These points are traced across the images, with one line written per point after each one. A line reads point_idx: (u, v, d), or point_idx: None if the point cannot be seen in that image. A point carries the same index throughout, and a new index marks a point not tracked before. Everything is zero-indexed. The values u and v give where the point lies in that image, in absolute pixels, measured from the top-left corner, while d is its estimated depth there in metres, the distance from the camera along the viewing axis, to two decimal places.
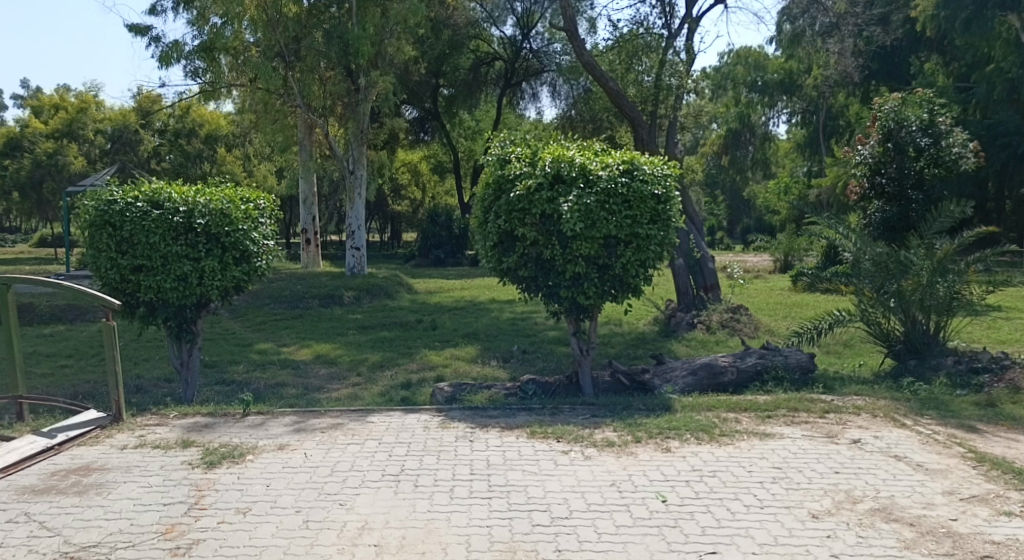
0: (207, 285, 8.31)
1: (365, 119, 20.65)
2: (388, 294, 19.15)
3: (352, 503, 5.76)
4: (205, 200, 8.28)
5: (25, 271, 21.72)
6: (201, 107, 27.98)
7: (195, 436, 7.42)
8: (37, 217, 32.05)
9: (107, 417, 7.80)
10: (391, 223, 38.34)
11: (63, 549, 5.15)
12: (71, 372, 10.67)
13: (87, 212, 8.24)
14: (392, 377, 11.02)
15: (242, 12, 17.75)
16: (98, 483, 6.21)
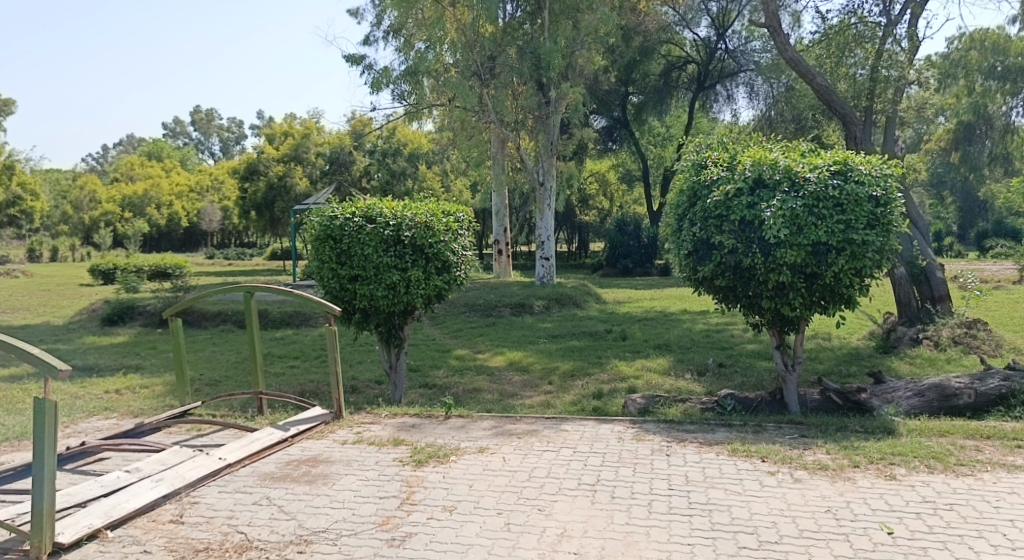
0: (413, 294, 8.72)
1: (556, 131, 20.64)
2: (577, 304, 19.31)
3: (549, 510, 5.83)
4: (412, 214, 8.75)
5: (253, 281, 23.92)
6: (406, 127, 29.78)
7: (405, 435, 7.81)
8: (269, 233, 35.18)
9: (329, 414, 8.38)
10: (579, 233, 38.65)
11: (299, 533, 5.47)
12: (297, 372, 11.63)
13: (312, 227, 8.92)
14: (584, 387, 11.05)
15: (443, 36, 18.72)
16: (324, 473, 6.68)
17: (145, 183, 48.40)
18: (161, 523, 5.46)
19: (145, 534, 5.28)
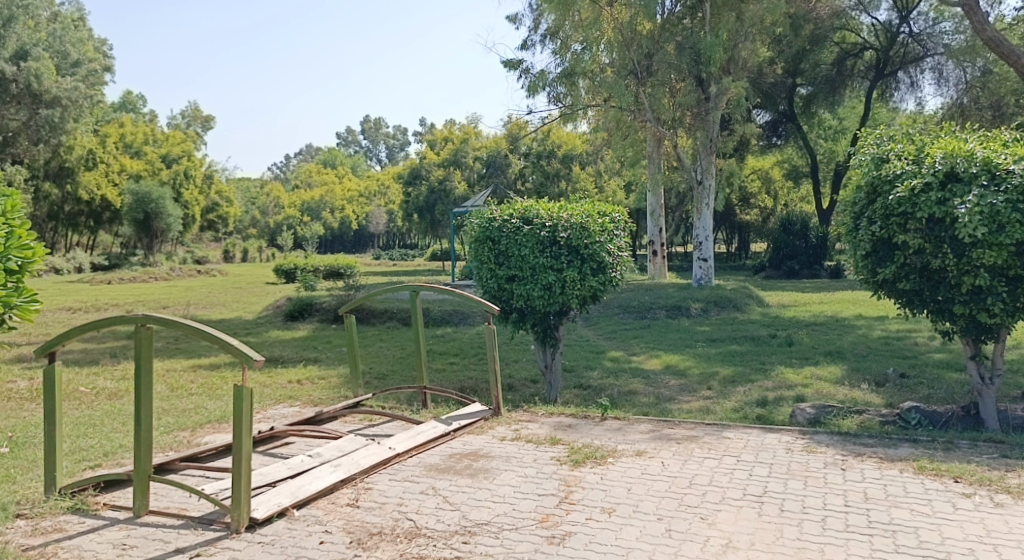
0: (569, 294, 8.78)
1: (715, 127, 20.22)
2: (737, 307, 18.79)
3: (713, 519, 5.73)
4: (568, 215, 8.84)
5: (416, 281, 24.96)
6: (560, 129, 29.67)
7: (562, 434, 7.93)
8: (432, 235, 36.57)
9: (488, 411, 8.62)
10: (739, 233, 37.57)
11: (463, 523, 5.63)
12: (457, 369, 12.05)
13: (472, 229, 9.23)
14: (746, 393, 10.78)
15: (600, 36, 18.82)
16: (485, 468, 6.88)
17: (321, 189, 52.22)
18: (339, 506, 5.83)
19: (326, 515, 5.66)
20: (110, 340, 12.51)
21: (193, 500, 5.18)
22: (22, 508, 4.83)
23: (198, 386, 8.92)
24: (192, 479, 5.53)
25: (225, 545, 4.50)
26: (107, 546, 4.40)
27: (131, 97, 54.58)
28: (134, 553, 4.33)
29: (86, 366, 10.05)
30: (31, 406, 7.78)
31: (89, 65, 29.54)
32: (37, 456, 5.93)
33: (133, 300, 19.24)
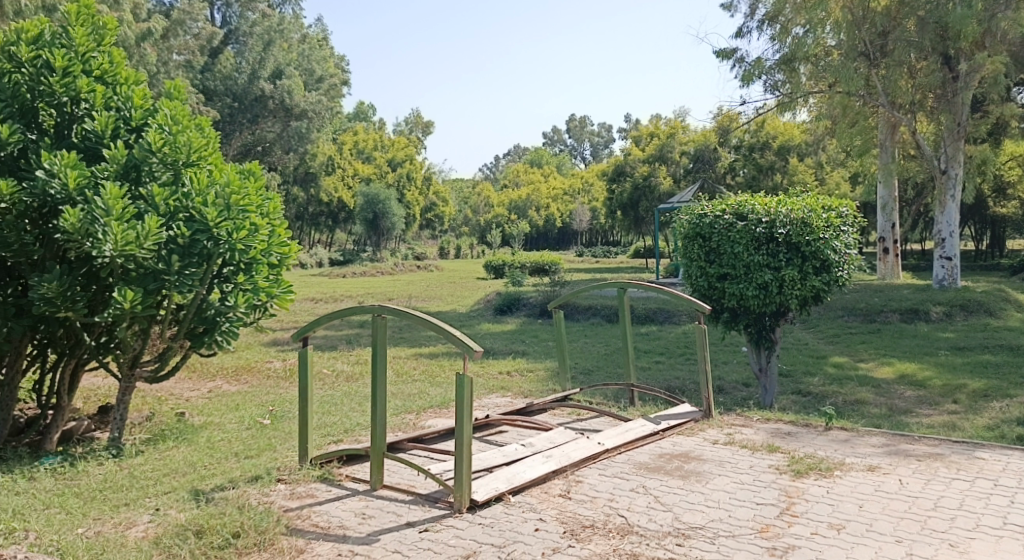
0: (787, 294, 8.44)
1: (964, 109, 18.02)
2: (989, 312, 16.99)
3: (967, 548, 4.97)
4: (787, 210, 8.45)
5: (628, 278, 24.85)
6: (774, 119, 28.07)
7: (781, 442, 7.49)
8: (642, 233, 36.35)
9: (699, 413, 8.38)
10: (991, 227, 33.96)
11: (676, 525, 5.29)
12: (663, 367, 12.00)
13: (683, 225, 9.12)
14: (1003, 410, 9.70)
15: (824, 17, 17.54)
16: (698, 470, 6.57)
17: (528, 188, 54.05)
18: (552, 496, 5.86)
19: (541, 503, 5.69)
20: (345, 327, 13.62)
21: (420, 478, 5.57)
22: (281, 473, 5.39)
23: (419, 372, 9.57)
24: (418, 458, 5.95)
25: (450, 523, 4.79)
26: (349, 514, 4.82)
27: (362, 106, 59.01)
28: (372, 523, 4.72)
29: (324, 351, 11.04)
30: (286, 384, 8.70)
31: (331, 81, 32.45)
32: (289, 428, 6.61)
33: (361, 293, 20.81)
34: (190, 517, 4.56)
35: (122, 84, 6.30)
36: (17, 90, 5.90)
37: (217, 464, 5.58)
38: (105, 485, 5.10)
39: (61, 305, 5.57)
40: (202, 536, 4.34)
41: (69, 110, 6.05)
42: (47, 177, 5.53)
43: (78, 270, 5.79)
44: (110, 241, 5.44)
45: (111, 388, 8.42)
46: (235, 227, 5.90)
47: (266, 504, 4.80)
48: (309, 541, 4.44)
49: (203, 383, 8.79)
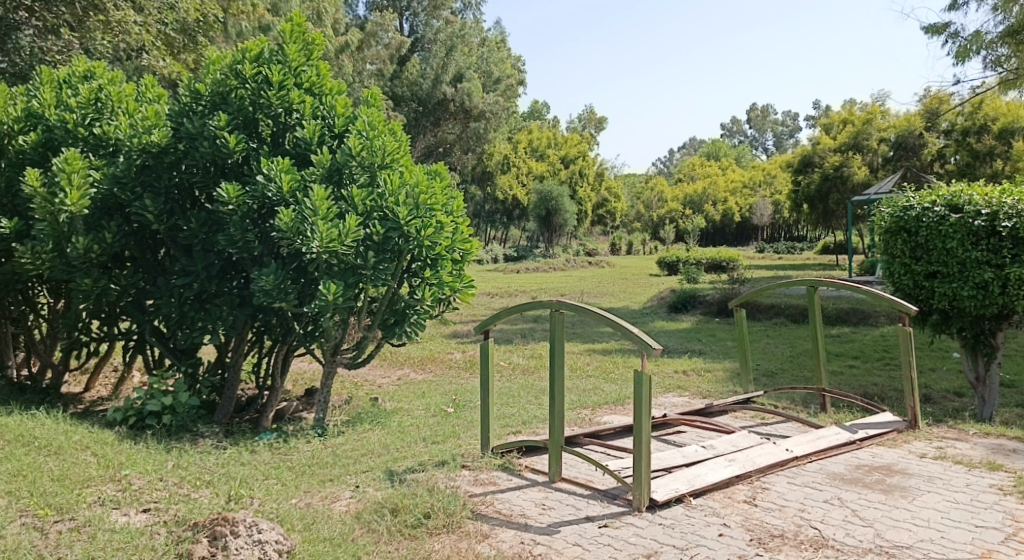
0: (1015, 296, 7.26)
1: None
2: None
3: None
4: (1014, 200, 7.32)
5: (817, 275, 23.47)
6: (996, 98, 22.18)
7: (1002, 460, 6.46)
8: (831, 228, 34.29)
9: (903, 422, 7.34)
10: None
11: (878, 542, 4.84)
12: (856, 372, 11.36)
13: (885, 220, 8.22)
14: None
15: None
16: (902, 486, 5.80)
17: (705, 182, 52.71)
18: (736, 502, 5.40)
19: (723, 508, 5.25)
20: (523, 322, 13.98)
21: (598, 473, 5.67)
22: (466, 459, 5.67)
23: (593, 368, 9.70)
24: (595, 454, 6.06)
25: (630, 521, 4.85)
26: (530, 504, 5.01)
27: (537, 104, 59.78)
28: (551, 514, 4.88)
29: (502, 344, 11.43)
30: (468, 375, 9.10)
31: (508, 80, 32.97)
32: (472, 417, 6.91)
33: (537, 288, 21.24)
34: (386, 496, 4.91)
35: (328, 94, 6.78)
36: (241, 103, 6.53)
37: (407, 447, 5.95)
38: (313, 460, 5.56)
39: (276, 296, 6.09)
40: (396, 515, 4.67)
41: (283, 120, 6.64)
42: (265, 181, 6.14)
43: (289, 264, 6.33)
44: (316, 238, 5.93)
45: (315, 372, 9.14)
46: (423, 224, 6.26)
47: (453, 488, 5.09)
48: (491, 527, 4.66)
49: (393, 370, 9.40)
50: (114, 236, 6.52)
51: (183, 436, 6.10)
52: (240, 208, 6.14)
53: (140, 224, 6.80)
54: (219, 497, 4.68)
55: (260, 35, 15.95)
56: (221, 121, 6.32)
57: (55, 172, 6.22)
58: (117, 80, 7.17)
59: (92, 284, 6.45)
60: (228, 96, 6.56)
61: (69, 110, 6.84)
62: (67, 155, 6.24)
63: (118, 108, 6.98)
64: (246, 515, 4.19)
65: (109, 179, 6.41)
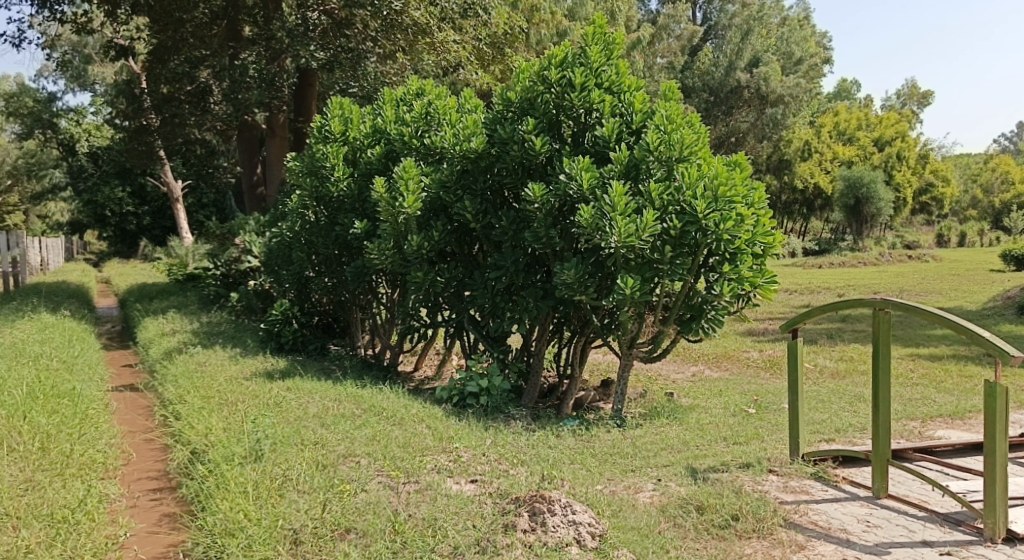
0: None
1: None
2: None
3: None
4: None
5: None
6: None
7: None
8: None
9: None
10: None
11: None
12: None
13: None
14: None
15: None
16: None
17: None
18: None
19: None
20: (831, 321, 13.12)
21: (933, 496, 5.19)
22: (773, 464, 5.48)
23: (918, 375, 8.90)
24: (929, 472, 5.54)
25: (981, 552, 4.33)
26: (852, 519, 4.71)
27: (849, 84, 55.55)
28: (878, 533, 4.54)
29: (807, 345, 10.86)
30: (769, 375, 8.82)
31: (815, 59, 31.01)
32: (777, 421, 6.66)
33: (849, 284, 19.83)
34: (691, 492, 4.92)
35: (627, 92, 6.80)
36: (547, 108, 6.85)
37: (708, 446, 5.87)
38: (615, 450, 5.68)
39: (578, 289, 6.31)
40: (702, 513, 4.67)
41: (584, 120, 6.85)
42: (568, 180, 6.37)
43: (590, 259, 6.49)
44: (615, 232, 6.05)
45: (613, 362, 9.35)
46: (722, 218, 6.08)
47: (761, 492, 4.95)
48: (807, 537, 4.45)
49: (688, 366, 9.37)
50: (440, 234, 7.28)
51: (499, 416, 6.50)
52: (545, 206, 6.44)
53: (460, 223, 7.47)
54: (535, 476, 4.97)
55: (561, 42, 16.51)
56: (529, 125, 6.67)
57: (396, 180, 7.24)
58: (443, 96, 8.00)
59: (423, 276, 7.28)
60: (537, 101, 6.88)
61: (406, 125, 7.94)
62: (405, 164, 7.23)
63: (444, 120, 7.73)
64: (560, 496, 4.52)
65: (437, 184, 7.24)
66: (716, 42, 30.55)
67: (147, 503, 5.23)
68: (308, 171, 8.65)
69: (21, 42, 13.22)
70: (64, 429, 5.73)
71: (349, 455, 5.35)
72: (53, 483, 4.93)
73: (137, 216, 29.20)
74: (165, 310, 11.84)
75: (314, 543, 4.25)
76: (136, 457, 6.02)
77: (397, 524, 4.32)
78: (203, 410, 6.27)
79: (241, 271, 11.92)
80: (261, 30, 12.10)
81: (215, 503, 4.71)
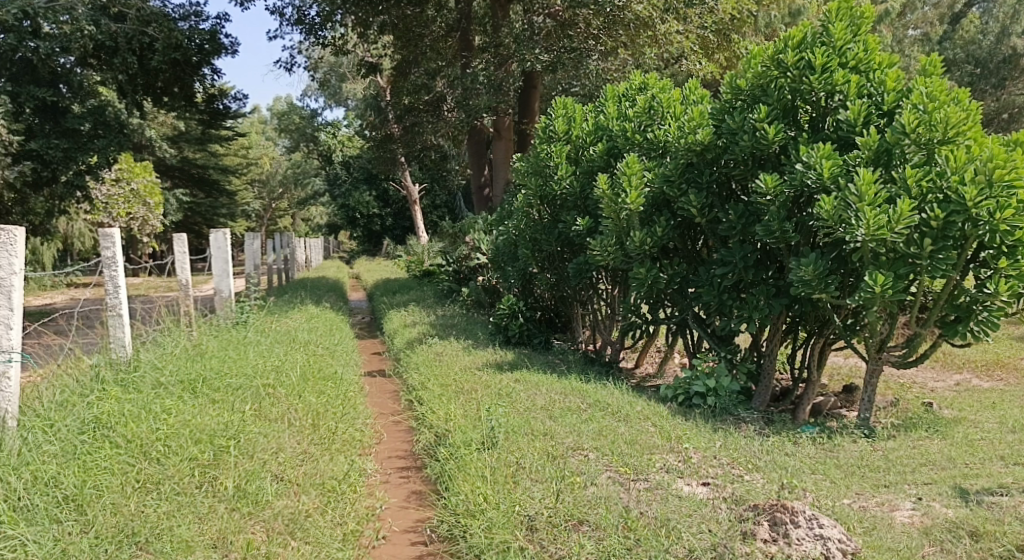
0: None
1: None
2: None
3: None
4: None
5: None
6: None
7: None
8: None
9: None
10: None
11: None
12: None
13: None
14: None
15: None
16: None
17: None
18: None
19: None
20: None
21: None
22: None
23: None
24: None
25: None
26: None
27: None
28: None
29: None
30: None
31: None
32: None
33: None
34: (961, 516, 4.45)
35: (876, 71, 6.22)
36: (781, 93, 6.41)
37: (981, 465, 5.25)
38: (863, 462, 5.27)
39: (817, 287, 5.94)
40: (977, 540, 4.22)
41: (825, 104, 6.32)
42: (805, 169, 5.97)
43: (829, 254, 6.11)
44: (862, 225, 5.60)
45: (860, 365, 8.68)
46: (997, 206, 5.50)
47: None
48: None
49: (948, 375, 8.52)
50: (663, 229, 7.12)
51: (728, 418, 6.28)
52: (779, 199, 6.10)
53: (683, 217, 7.28)
54: (774, 484, 4.77)
55: (795, 22, 15.66)
56: (762, 112, 6.28)
57: (618, 176, 7.14)
58: (667, 88, 7.81)
59: (645, 273, 7.14)
60: (769, 87, 6.48)
61: (628, 121, 7.84)
62: (628, 160, 7.10)
63: (668, 113, 7.57)
64: (803, 506, 4.33)
65: (660, 178, 7.00)
66: (979, 7, 27.49)
67: (397, 480, 5.62)
68: (533, 170, 8.80)
69: (293, 67, 14.67)
70: (329, 408, 6.27)
71: (578, 448, 5.39)
72: (324, 456, 5.42)
73: (381, 217, 31.27)
74: (405, 303, 12.62)
75: (548, 531, 4.43)
76: (386, 437, 6.43)
77: (630, 520, 4.39)
78: (442, 397, 6.67)
79: (471, 268, 12.59)
80: (490, 38, 12.54)
81: (457, 484, 5.08)
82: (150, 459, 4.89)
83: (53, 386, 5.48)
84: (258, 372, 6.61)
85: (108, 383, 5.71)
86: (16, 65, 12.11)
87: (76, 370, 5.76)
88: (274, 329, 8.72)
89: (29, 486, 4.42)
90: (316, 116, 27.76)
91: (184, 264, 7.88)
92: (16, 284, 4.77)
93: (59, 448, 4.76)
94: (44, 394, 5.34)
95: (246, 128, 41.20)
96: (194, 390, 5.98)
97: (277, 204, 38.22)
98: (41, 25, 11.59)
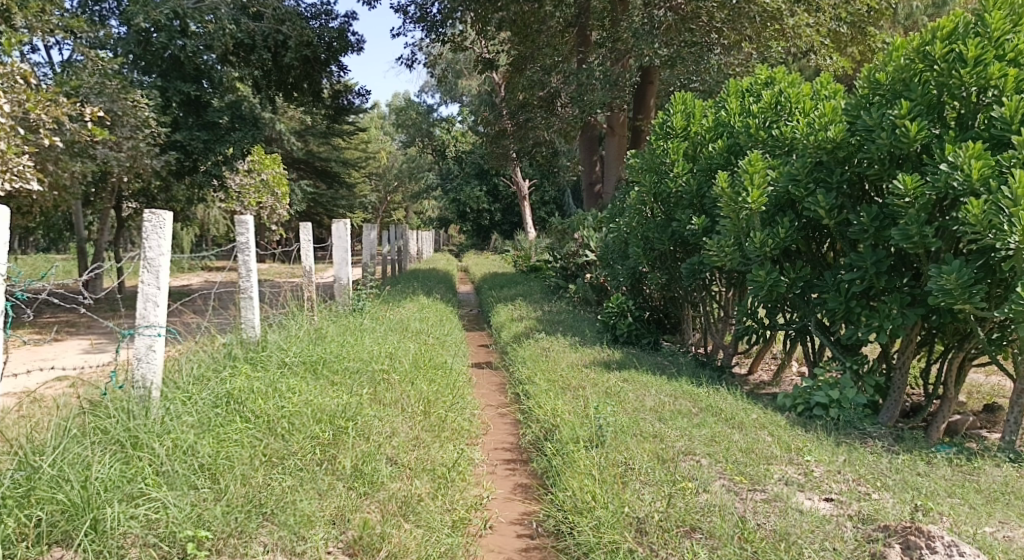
0: None
1: None
2: None
3: None
4: None
5: None
6: None
7: None
8: None
9: None
10: None
11: None
12: None
13: None
14: None
15: None
16: None
17: None
18: None
19: None
20: None
21: None
22: None
23: None
24: None
25: None
26: None
27: None
28: None
29: None
30: None
31: None
32: None
33: None
34: None
35: None
36: (926, 88, 6.01)
37: None
38: (1008, 489, 4.86)
39: (959, 296, 5.54)
40: None
41: (975, 100, 5.89)
42: (950, 170, 5.59)
43: (975, 262, 5.69)
44: (1016, 232, 5.25)
45: (999, 380, 8.06)
46: None
47: None
48: None
49: None
50: (787, 230, 6.75)
51: (853, 433, 5.91)
52: (919, 201, 5.71)
53: (809, 218, 6.92)
54: (906, 505, 4.45)
55: (938, 13, 14.95)
56: (903, 108, 5.88)
57: (740, 174, 6.82)
58: (796, 82, 7.32)
59: (765, 276, 6.81)
60: (913, 81, 6.08)
61: (752, 117, 7.50)
62: (751, 158, 6.75)
63: (796, 109, 7.10)
64: (942, 530, 4.07)
65: (786, 177, 6.67)
66: None
67: (504, 471, 5.56)
68: (648, 167, 8.55)
69: (414, 63, 14.93)
70: (440, 396, 6.26)
71: (689, 452, 5.19)
72: (435, 443, 5.41)
73: (490, 212, 31.47)
74: (513, 297, 12.59)
75: (660, 535, 4.27)
76: (492, 428, 6.39)
77: (746, 531, 4.19)
78: (549, 393, 6.58)
79: (578, 264, 12.45)
80: (608, 33, 12.27)
81: (565, 480, 4.99)
82: (276, 435, 5.00)
83: (191, 359, 5.57)
84: (373, 357, 6.71)
85: (237, 360, 5.89)
86: (166, 61, 12.83)
87: (209, 346, 5.87)
88: (389, 317, 8.84)
89: (170, 452, 4.50)
90: (432, 112, 28.11)
91: (308, 252, 8.01)
92: (163, 264, 4.92)
93: (197, 419, 4.84)
94: (183, 365, 5.44)
95: (366, 124, 42.26)
96: (316, 371, 6.12)
97: (392, 197, 38.92)
98: (189, 25, 12.23)
